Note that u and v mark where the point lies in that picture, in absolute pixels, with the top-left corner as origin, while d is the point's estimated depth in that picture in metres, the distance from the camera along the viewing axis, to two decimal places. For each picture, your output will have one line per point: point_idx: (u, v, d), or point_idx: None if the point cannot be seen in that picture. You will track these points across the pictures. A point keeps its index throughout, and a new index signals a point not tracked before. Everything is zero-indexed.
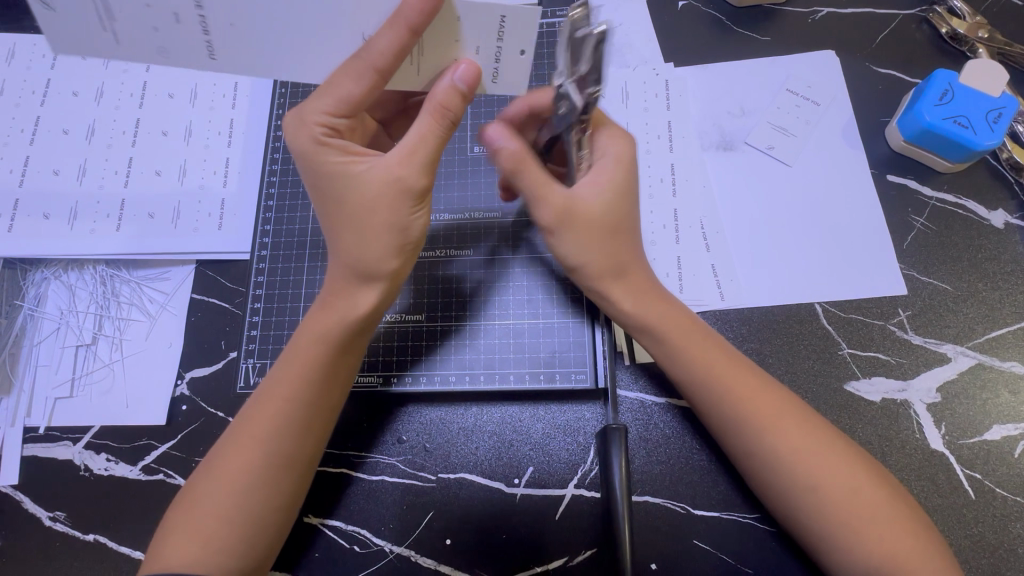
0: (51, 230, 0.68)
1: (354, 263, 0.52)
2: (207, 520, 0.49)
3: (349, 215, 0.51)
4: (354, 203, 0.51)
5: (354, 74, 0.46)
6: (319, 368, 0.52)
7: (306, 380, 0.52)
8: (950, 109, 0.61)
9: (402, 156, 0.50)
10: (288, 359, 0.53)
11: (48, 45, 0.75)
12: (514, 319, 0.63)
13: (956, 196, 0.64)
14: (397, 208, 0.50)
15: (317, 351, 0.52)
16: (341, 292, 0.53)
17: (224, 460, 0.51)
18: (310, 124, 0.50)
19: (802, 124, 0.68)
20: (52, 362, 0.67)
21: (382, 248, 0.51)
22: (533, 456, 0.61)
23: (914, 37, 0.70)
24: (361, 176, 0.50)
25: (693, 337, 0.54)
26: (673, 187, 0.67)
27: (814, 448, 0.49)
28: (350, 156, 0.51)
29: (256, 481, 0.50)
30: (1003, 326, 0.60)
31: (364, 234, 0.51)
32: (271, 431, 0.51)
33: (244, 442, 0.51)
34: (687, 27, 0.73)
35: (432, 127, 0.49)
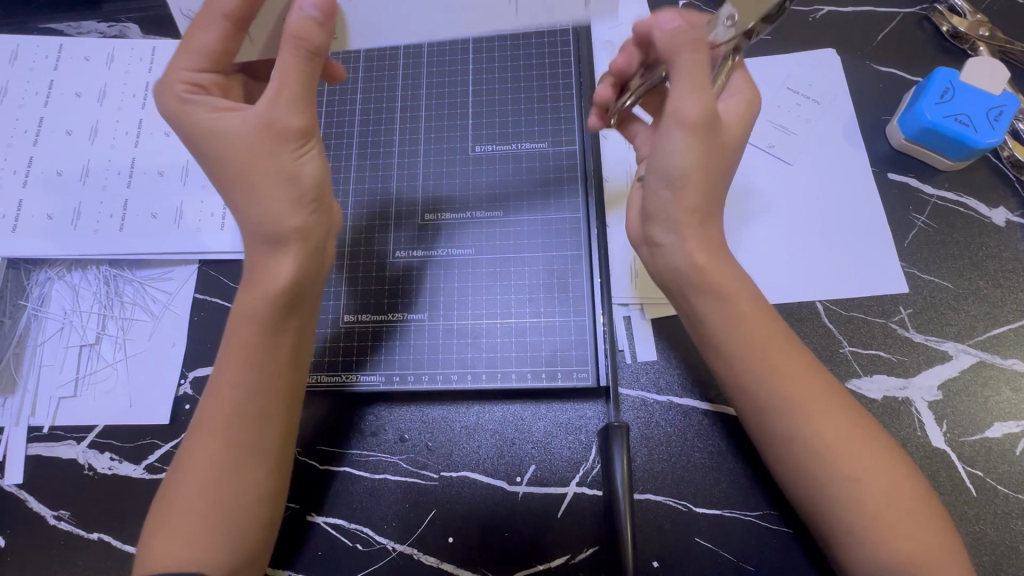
0: (54, 230, 0.69)
1: (269, 220, 0.51)
2: (183, 510, 0.49)
3: (251, 176, 0.50)
4: (248, 153, 0.50)
5: (206, 23, 0.49)
6: (258, 347, 0.52)
7: (247, 363, 0.51)
8: (951, 107, 0.61)
9: (269, 104, 0.50)
10: (229, 341, 0.52)
11: (51, 46, 0.75)
12: (516, 318, 0.63)
13: (957, 194, 0.64)
14: (268, 164, 0.50)
15: (251, 329, 0.52)
16: (264, 263, 0.52)
17: (193, 450, 0.51)
18: (172, 82, 0.51)
19: (803, 123, 0.68)
20: (56, 362, 0.67)
21: (281, 202, 0.51)
22: (535, 454, 0.61)
23: (914, 35, 0.70)
24: (228, 133, 0.50)
25: (750, 313, 0.52)
26: None
27: None
28: (218, 112, 0.51)
29: (223, 472, 0.50)
30: (1005, 324, 0.60)
31: (256, 176, 0.50)
32: (230, 418, 0.51)
33: (211, 432, 0.51)
34: None
35: (291, 61, 0.49)
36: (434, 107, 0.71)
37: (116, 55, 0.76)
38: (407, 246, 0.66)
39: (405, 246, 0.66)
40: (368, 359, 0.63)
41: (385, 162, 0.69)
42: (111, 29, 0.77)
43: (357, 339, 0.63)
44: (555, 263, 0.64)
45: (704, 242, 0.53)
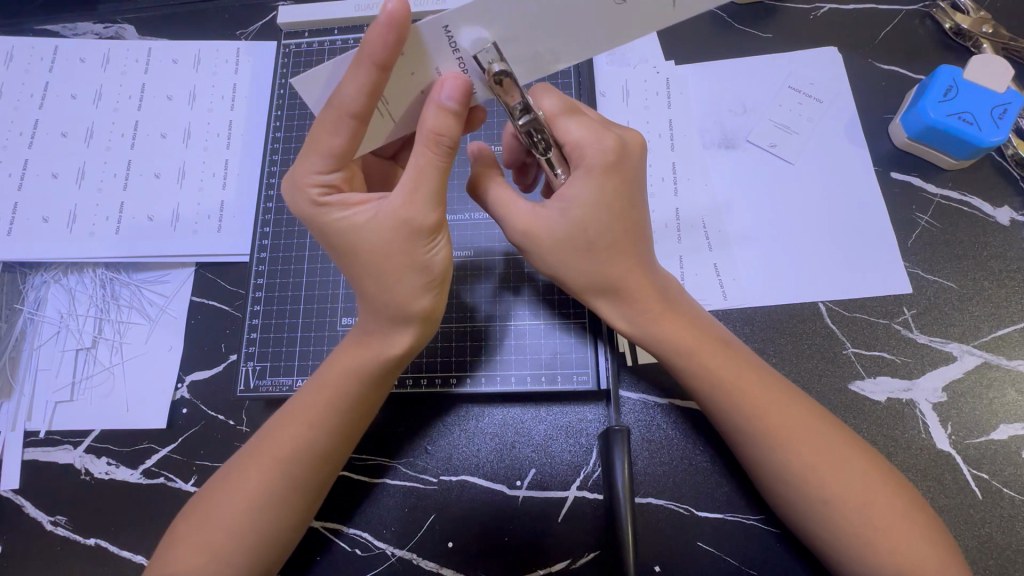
0: (50, 233, 0.68)
1: (383, 301, 0.49)
2: (215, 530, 0.49)
3: (376, 262, 0.48)
4: (369, 240, 0.48)
5: (331, 124, 0.45)
6: (346, 400, 0.52)
7: (334, 411, 0.52)
8: (955, 105, 0.60)
9: (408, 195, 0.47)
10: (317, 388, 0.52)
11: (47, 48, 0.75)
12: (515, 321, 0.62)
13: (961, 193, 0.64)
14: (403, 253, 0.48)
15: (350, 385, 0.52)
16: (366, 337, 0.52)
17: (240, 479, 0.50)
18: (306, 186, 0.48)
19: (804, 121, 0.67)
20: (52, 366, 0.66)
21: (404, 288, 0.49)
22: (535, 458, 0.60)
23: (916, 32, 0.69)
24: (366, 228, 0.48)
25: (710, 349, 0.53)
26: (674, 185, 0.66)
27: (816, 448, 0.49)
28: (350, 209, 0.49)
29: (268, 503, 0.49)
30: (1010, 324, 0.59)
31: (380, 263, 0.48)
32: (289, 455, 0.50)
33: (270, 460, 0.50)
34: (688, 25, 0.72)
35: (427, 159, 0.47)
36: None
37: (112, 56, 0.75)
38: None
39: None
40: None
41: None
42: (106, 30, 0.77)
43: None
44: None
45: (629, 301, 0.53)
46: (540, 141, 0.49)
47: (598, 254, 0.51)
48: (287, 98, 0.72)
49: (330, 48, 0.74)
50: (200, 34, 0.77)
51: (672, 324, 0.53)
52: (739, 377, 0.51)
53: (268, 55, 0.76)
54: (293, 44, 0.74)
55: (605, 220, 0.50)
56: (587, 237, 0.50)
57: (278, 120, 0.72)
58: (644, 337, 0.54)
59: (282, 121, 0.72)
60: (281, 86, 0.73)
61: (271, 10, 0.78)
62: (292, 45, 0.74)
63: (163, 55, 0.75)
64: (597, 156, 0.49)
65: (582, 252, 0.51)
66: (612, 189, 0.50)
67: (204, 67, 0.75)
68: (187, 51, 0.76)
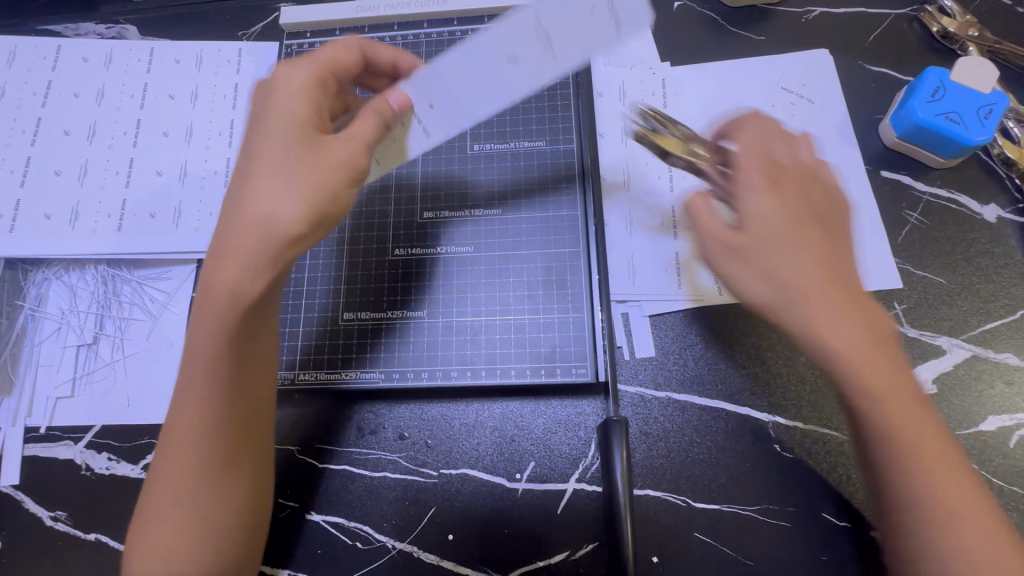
0: (52, 230, 0.68)
1: (267, 208, 0.44)
2: (156, 530, 0.47)
3: (268, 163, 0.46)
4: (269, 157, 0.46)
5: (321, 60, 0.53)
6: (224, 346, 0.46)
7: (217, 364, 0.47)
8: (942, 105, 0.62)
9: (350, 133, 0.49)
10: (197, 320, 0.47)
11: (49, 47, 0.76)
12: (514, 315, 0.63)
13: (950, 191, 0.65)
14: (315, 174, 0.46)
15: (222, 332, 0.46)
16: (238, 236, 0.44)
17: (163, 470, 0.48)
18: (276, 78, 0.50)
19: (797, 121, 0.69)
20: (53, 362, 0.67)
21: (295, 191, 0.45)
22: (534, 450, 0.61)
23: (905, 35, 0.71)
24: (285, 133, 0.47)
25: (878, 362, 0.42)
26: (670, 183, 0.68)
27: (940, 469, 0.41)
28: (306, 99, 0.49)
29: (197, 487, 0.47)
30: (997, 318, 0.61)
31: (267, 177, 0.45)
32: (199, 405, 0.47)
33: (185, 413, 0.47)
34: (683, 28, 0.74)
35: (370, 119, 0.50)
36: None
37: (115, 56, 0.76)
38: (407, 243, 0.66)
39: (405, 243, 0.66)
40: (367, 356, 0.63)
41: None
42: (109, 30, 0.78)
43: (355, 338, 0.64)
44: (553, 259, 0.64)
45: (815, 306, 0.42)
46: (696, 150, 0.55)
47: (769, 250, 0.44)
48: None
49: None
50: (202, 35, 0.78)
51: (844, 323, 0.42)
52: (886, 391, 0.42)
53: (270, 55, 0.77)
54: (296, 44, 0.75)
55: (792, 206, 0.46)
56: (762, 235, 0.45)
57: None
58: (805, 342, 0.43)
59: None
60: None
61: (273, 11, 0.79)
62: (294, 45, 0.75)
63: (166, 55, 0.76)
64: (783, 155, 0.48)
65: (738, 257, 0.45)
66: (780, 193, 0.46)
67: (206, 67, 0.76)
68: (189, 51, 0.77)
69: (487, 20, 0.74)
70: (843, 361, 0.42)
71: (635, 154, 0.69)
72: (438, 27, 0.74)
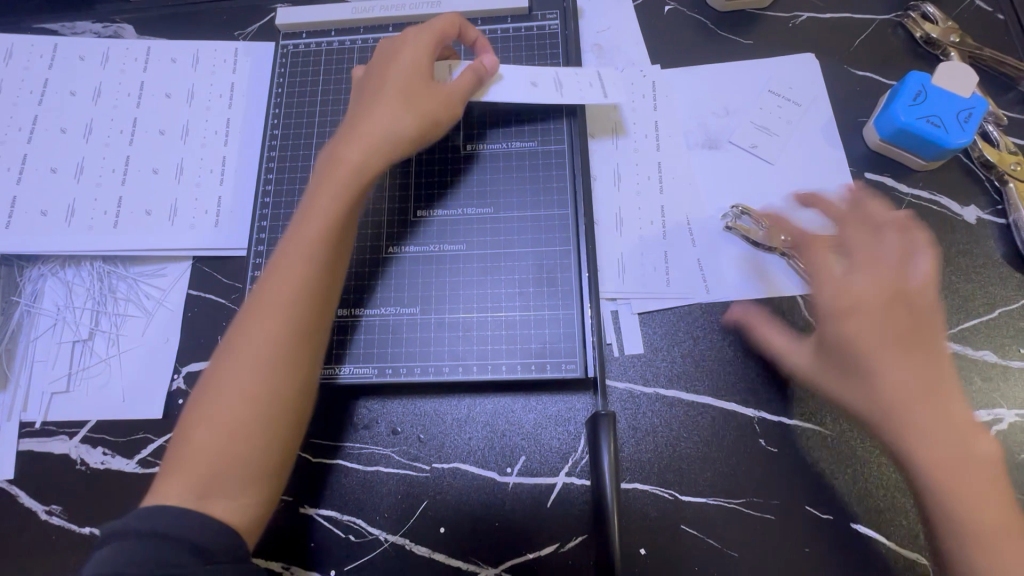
0: (48, 227, 0.69)
1: (388, 128, 0.58)
2: (220, 415, 0.49)
3: (367, 108, 0.59)
4: (389, 97, 0.59)
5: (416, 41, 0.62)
6: (326, 240, 0.54)
7: (317, 252, 0.54)
8: (923, 109, 0.63)
9: (434, 93, 0.60)
10: (300, 222, 0.55)
11: (46, 46, 0.76)
12: (506, 312, 0.64)
13: (931, 192, 0.67)
14: (406, 115, 0.58)
15: (322, 226, 0.54)
16: (343, 158, 0.57)
17: (232, 360, 0.51)
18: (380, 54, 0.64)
19: (783, 124, 0.70)
20: (48, 358, 0.67)
21: (413, 116, 0.59)
22: (525, 445, 0.62)
23: (889, 41, 0.73)
24: (383, 88, 0.60)
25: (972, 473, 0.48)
26: (660, 183, 0.69)
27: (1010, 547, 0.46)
28: (397, 64, 0.61)
29: (269, 372, 0.51)
30: (976, 317, 0.62)
31: (385, 109, 0.58)
32: (293, 294, 0.52)
33: (270, 307, 0.52)
34: (673, 32, 0.76)
35: (453, 86, 0.61)
36: None
37: (111, 55, 0.76)
38: (400, 240, 0.67)
39: (398, 241, 0.67)
40: (359, 353, 0.64)
41: None
42: (105, 29, 0.78)
43: (347, 333, 0.64)
44: (545, 257, 0.65)
45: (930, 409, 0.50)
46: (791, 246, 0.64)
47: (864, 354, 0.53)
48: (285, 96, 0.73)
49: (326, 48, 0.75)
50: (199, 34, 0.79)
51: (946, 442, 0.49)
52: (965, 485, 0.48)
53: (266, 55, 0.78)
54: (291, 44, 0.75)
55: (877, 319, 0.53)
56: (852, 333, 0.53)
57: (276, 117, 0.72)
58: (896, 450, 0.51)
59: (280, 119, 0.72)
60: (279, 85, 0.74)
61: (269, 12, 0.80)
62: (289, 45, 0.75)
63: (162, 54, 0.77)
64: (873, 279, 0.54)
65: (841, 373, 0.54)
66: (871, 322, 0.53)
67: (202, 66, 0.77)
68: (186, 50, 0.77)
69: (481, 22, 0.75)
70: (933, 467, 0.48)
71: (625, 155, 0.71)
72: None
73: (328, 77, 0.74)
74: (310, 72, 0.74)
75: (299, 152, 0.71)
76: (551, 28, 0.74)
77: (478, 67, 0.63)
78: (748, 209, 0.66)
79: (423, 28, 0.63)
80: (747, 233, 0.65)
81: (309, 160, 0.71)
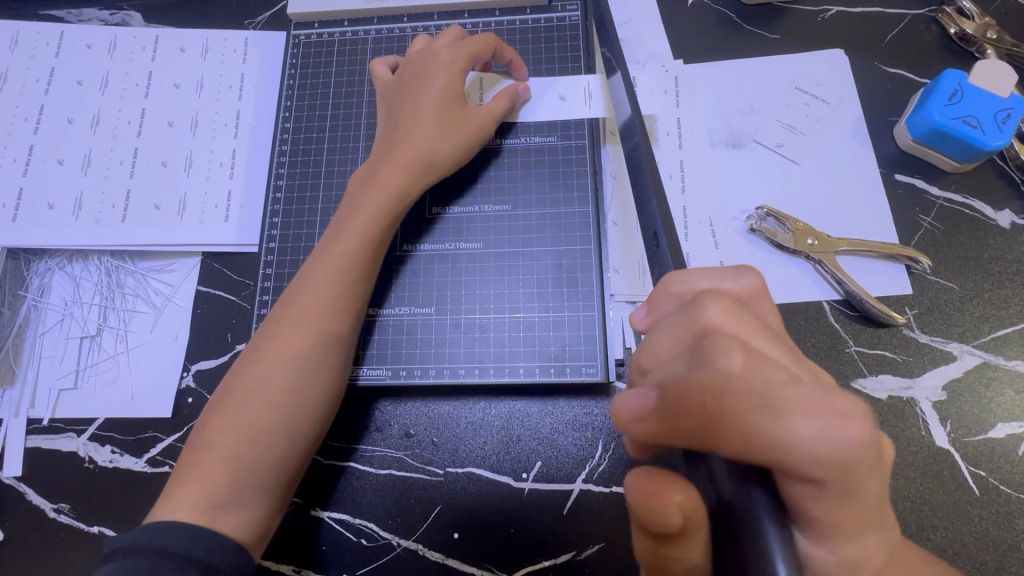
0: (54, 220, 0.68)
1: (426, 152, 0.60)
2: (252, 424, 0.51)
3: (403, 129, 0.61)
4: (426, 121, 0.60)
5: (448, 61, 0.62)
6: (361, 259, 0.57)
7: (355, 267, 0.57)
8: (959, 109, 0.61)
9: (467, 116, 0.61)
10: (338, 238, 0.58)
11: (53, 33, 0.74)
12: (523, 313, 0.63)
13: (963, 196, 0.64)
14: (442, 140, 0.60)
15: (361, 246, 0.57)
16: (380, 183, 0.59)
17: (269, 369, 0.53)
18: (410, 72, 0.63)
19: (811, 122, 0.68)
20: (56, 353, 0.66)
21: (452, 140, 0.61)
22: (540, 451, 0.61)
23: (923, 37, 0.70)
24: (419, 112, 0.61)
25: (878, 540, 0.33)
26: (682, 182, 0.67)
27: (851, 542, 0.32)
28: (433, 86, 0.61)
29: (304, 389, 0.53)
30: (1009, 326, 0.60)
31: (423, 133, 0.60)
32: (330, 308, 0.55)
33: (294, 320, 0.55)
34: (698, 25, 0.73)
35: (487, 110, 0.63)
36: None
37: (119, 44, 0.75)
38: (414, 239, 0.65)
39: (412, 239, 0.65)
40: (377, 353, 0.62)
41: None
42: (112, 17, 0.76)
43: (366, 333, 0.63)
44: (564, 257, 0.64)
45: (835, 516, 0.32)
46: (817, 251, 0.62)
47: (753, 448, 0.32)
48: (297, 90, 0.71)
49: (339, 39, 0.73)
50: (209, 22, 0.77)
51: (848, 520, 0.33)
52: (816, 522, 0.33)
53: (278, 46, 0.76)
54: (304, 35, 0.73)
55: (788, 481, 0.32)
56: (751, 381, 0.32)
57: (288, 111, 0.71)
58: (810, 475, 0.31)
59: (292, 114, 0.70)
60: (291, 77, 0.72)
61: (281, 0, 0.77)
62: (301, 36, 0.73)
63: (171, 43, 0.75)
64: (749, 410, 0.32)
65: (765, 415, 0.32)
66: (756, 364, 0.33)
67: (212, 56, 0.75)
68: (195, 39, 0.75)
69: (498, 13, 0.73)
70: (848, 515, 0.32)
71: None
72: (449, 18, 0.73)
73: (341, 70, 0.72)
74: (323, 67, 0.72)
75: (312, 148, 0.69)
76: (571, 20, 0.72)
77: (512, 92, 0.65)
78: (773, 211, 0.64)
79: (457, 47, 0.62)
80: (772, 236, 0.63)
81: (323, 154, 0.69)
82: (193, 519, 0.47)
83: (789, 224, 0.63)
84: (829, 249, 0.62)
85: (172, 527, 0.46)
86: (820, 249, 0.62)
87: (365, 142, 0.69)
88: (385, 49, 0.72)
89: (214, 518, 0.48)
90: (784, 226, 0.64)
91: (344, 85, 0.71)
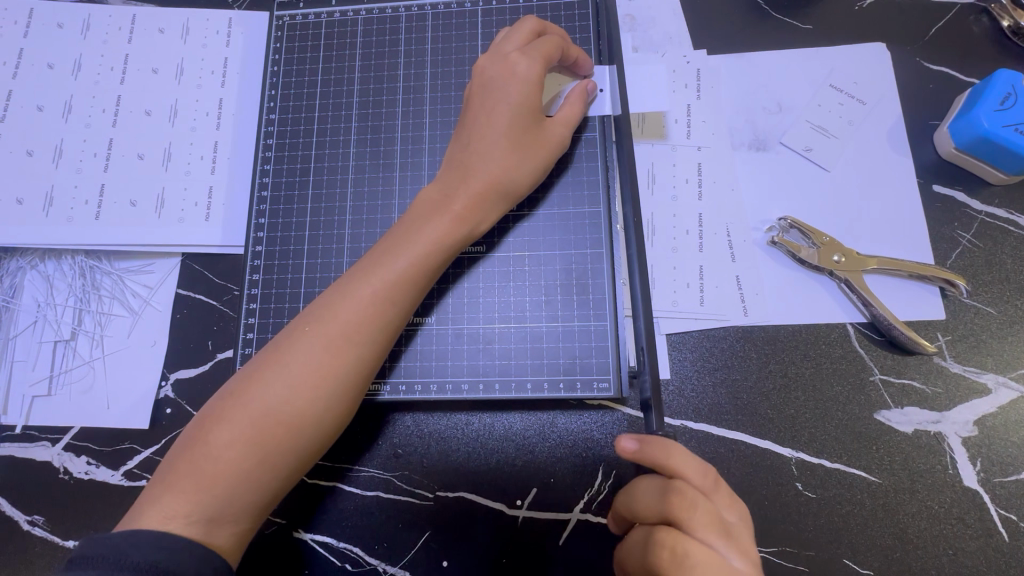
0: (24, 216, 0.63)
1: (498, 179, 0.54)
2: (268, 442, 0.45)
3: (473, 147, 0.55)
4: (499, 143, 0.54)
5: (525, 72, 0.55)
6: (416, 285, 0.51)
7: (403, 289, 0.50)
8: (1011, 115, 0.55)
9: (543, 133, 0.55)
10: (393, 252, 0.51)
11: (21, 11, 0.69)
12: (531, 323, 0.57)
13: (1008, 211, 0.59)
14: (514, 162, 0.54)
15: (416, 268, 0.50)
16: (443, 204, 0.53)
17: (293, 383, 0.46)
18: (484, 79, 0.56)
19: (844, 125, 0.62)
20: (29, 358, 0.63)
21: (528, 166, 0.55)
22: (536, 476, 0.57)
23: (971, 30, 0.64)
24: (491, 129, 0.54)
25: None
26: (698, 188, 0.62)
27: None
28: (507, 102, 0.55)
29: (330, 413, 0.47)
30: None
31: (496, 156, 0.54)
32: (368, 330, 0.49)
33: (330, 338, 0.48)
34: (723, 10, 0.66)
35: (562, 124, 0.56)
36: (431, 87, 0.64)
37: (92, 23, 0.69)
38: None
39: None
40: (398, 367, 0.57)
41: (387, 148, 0.62)
42: None
43: (401, 343, 0.57)
44: (575, 261, 0.58)
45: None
46: (840, 267, 0.57)
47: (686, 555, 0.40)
48: (282, 78, 0.66)
49: (327, 20, 0.67)
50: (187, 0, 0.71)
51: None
52: None
53: (263, 27, 0.70)
54: (288, 15, 0.67)
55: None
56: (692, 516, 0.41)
57: (272, 101, 0.65)
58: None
59: (277, 104, 0.65)
60: (274, 63, 0.66)
61: None
62: (285, 17, 0.67)
63: (148, 23, 0.69)
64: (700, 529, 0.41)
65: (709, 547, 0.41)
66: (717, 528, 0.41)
67: (192, 37, 0.69)
68: (174, 19, 0.70)
69: None
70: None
71: (662, 153, 0.63)
72: None
73: (329, 56, 0.66)
74: (309, 52, 0.66)
75: (297, 141, 0.64)
76: None
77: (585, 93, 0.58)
78: (797, 224, 0.59)
79: (530, 50, 0.55)
80: (794, 250, 0.58)
81: (311, 148, 0.63)
82: (188, 531, 0.42)
83: (811, 233, 0.58)
84: (855, 263, 0.57)
85: (153, 536, 0.41)
86: (847, 267, 0.57)
87: (354, 136, 0.63)
88: (376, 32, 0.66)
89: (208, 530, 0.43)
90: (806, 237, 0.59)
91: (332, 70, 0.66)
